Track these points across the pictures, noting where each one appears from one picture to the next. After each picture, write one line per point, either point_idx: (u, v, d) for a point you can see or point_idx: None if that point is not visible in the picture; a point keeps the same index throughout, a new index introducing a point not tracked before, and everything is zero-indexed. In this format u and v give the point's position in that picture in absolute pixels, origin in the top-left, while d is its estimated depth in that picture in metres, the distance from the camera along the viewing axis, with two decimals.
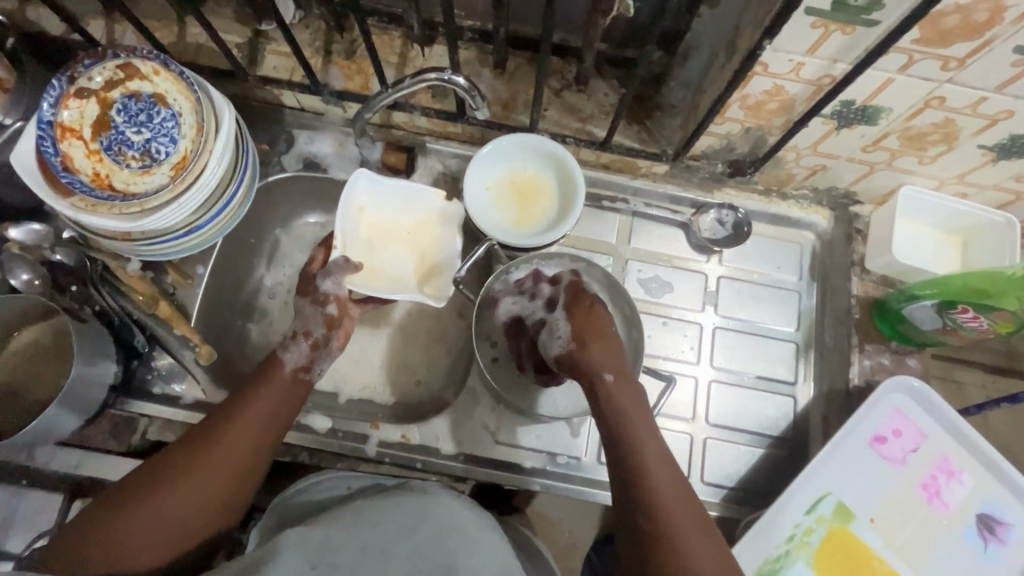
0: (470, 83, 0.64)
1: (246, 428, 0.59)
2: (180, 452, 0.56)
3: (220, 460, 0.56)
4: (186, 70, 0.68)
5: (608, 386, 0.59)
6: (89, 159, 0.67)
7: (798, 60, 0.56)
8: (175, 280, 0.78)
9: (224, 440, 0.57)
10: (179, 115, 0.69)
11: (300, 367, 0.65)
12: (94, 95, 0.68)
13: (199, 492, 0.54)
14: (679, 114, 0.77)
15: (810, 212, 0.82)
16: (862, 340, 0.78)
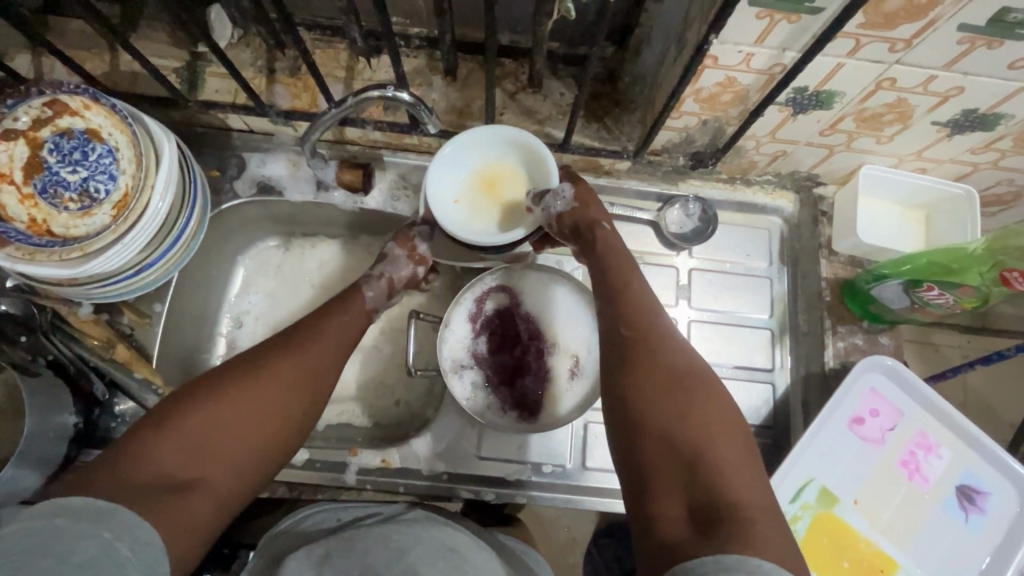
0: (413, 96, 0.64)
1: (324, 344, 0.61)
2: (262, 357, 0.58)
3: (305, 360, 0.59)
4: (119, 102, 0.65)
5: (656, 345, 0.55)
6: (23, 205, 0.64)
7: (747, 50, 0.55)
8: (133, 321, 0.75)
9: (304, 349, 0.60)
10: (116, 150, 0.65)
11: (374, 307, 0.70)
12: (21, 135, 0.64)
13: (290, 385, 0.56)
14: (638, 108, 0.75)
15: (775, 197, 0.82)
16: (834, 322, 0.77)
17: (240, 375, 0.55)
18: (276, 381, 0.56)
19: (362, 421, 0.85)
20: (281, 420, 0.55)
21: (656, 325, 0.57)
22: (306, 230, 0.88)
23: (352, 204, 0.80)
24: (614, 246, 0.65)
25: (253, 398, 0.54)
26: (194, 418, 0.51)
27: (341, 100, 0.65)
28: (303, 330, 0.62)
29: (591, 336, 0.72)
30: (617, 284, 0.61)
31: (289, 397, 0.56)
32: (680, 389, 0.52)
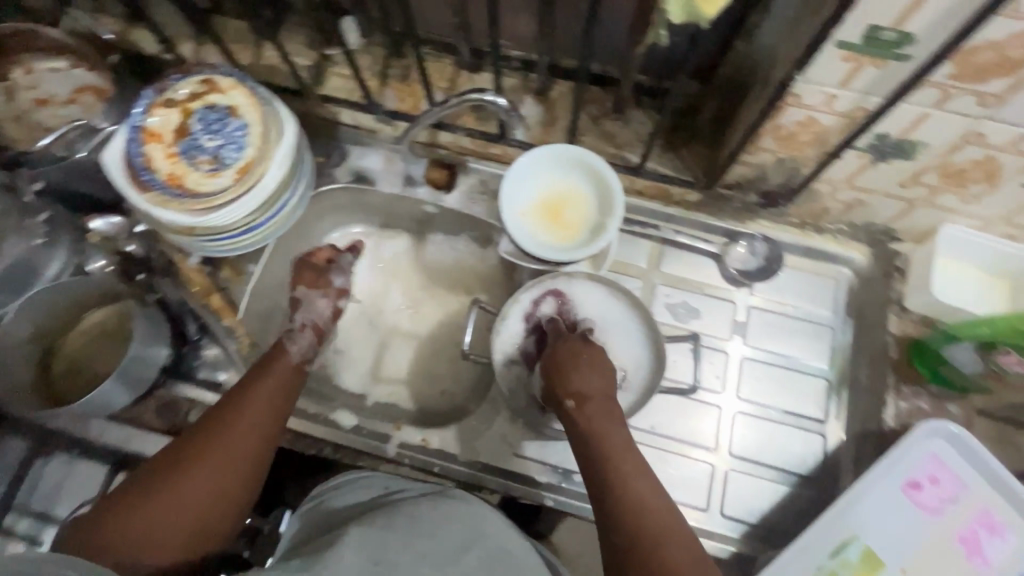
0: (509, 104, 0.76)
1: (253, 415, 0.62)
2: (212, 423, 0.60)
3: (233, 433, 0.60)
4: (260, 87, 0.76)
5: (626, 475, 0.56)
6: (167, 160, 0.74)
7: (831, 92, 0.57)
8: (230, 276, 0.84)
9: (242, 418, 0.61)
10: (248, 126, 0.75)
11: (304, 357, 0.70)
12: (178, 105, 0.76)
13: (232, 459, 0.59)
14: (712, 145, 0.79)
15: (847, 247, 0.81)
16: (899, 381, 0.74)
17: (194, 451, 0.58)
18: (226, 452, 0.59)
19: (408, 405, 0.89)
20: (235, 479, 0.58)
21: (615, 457, 0.57)
22: (388, 221, 0.96)
23: (432, 200, 0.87)
24: (562, 364, 0.64)
25: (204, 475, 0.57)
26: (151, 509, 0.54)
27: (445, 100, 0.75)
28: (238, 391, 0.64)
29: (640, 352, 0.74)
30: (573, 415, 0.61)
31: (244, 469, 0.59)
32: (643, 530, 0.53)
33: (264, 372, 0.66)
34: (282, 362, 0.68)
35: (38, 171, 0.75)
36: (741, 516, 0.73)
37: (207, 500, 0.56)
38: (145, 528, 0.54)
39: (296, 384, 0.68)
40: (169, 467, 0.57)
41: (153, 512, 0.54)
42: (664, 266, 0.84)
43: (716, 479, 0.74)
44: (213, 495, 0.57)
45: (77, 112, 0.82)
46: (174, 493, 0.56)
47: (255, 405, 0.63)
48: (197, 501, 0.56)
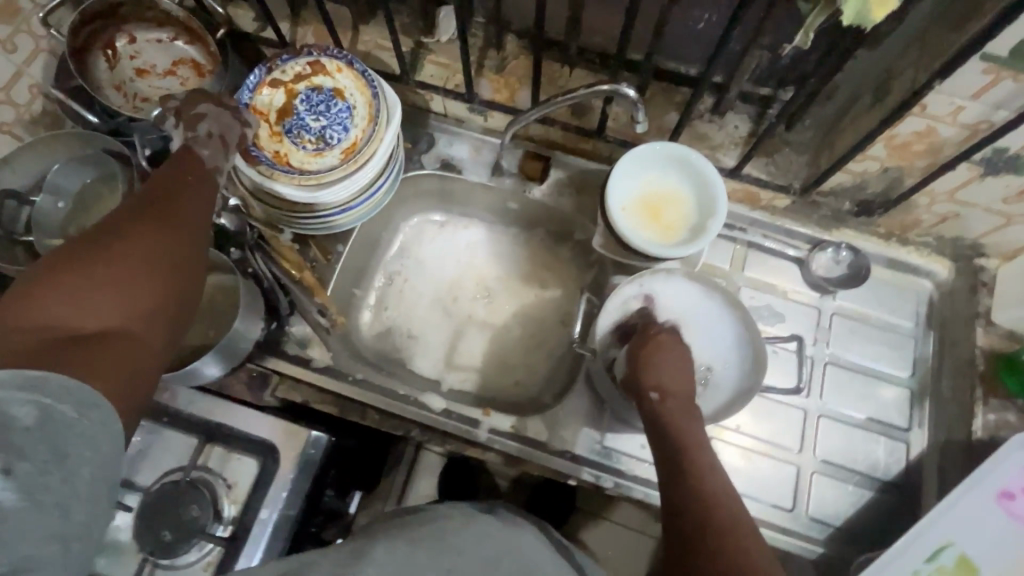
0: (639, 95, 0.68)
1: (175, 215, 0.57)
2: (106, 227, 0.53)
3: (157, 231, 0.55)
4: (367, 70, 0.76)
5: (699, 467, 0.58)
6: (271, 139, 0.75)
7: (960, 103, 0.59)
8: (318, 255, 0.85)
9: (164, 221, 0.56)
10: (353, 108, 0.76)
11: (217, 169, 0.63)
12: (284, 84, 0.76)
13: (156, 251, 0.54)
14: (807, 152, 0.80)
15: (930, 261, 0.83)
16: (986, 393, 0.74)
17: (99, 248, 0.52)
18: (135, 254, 0.52)
19: (480, 391, 0.89)
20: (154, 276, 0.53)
21: (686, 451, 0.59)
22: (465, 210, 0.96)
23: (521, 191, 0.88)
24: (642, 362, 0.66)
25: (119, 267, 0.51)
26: (42, 295, 0.48)
27: (568, 91, 0.72)
28: (158, 201, 0.57)
29: (733, 354, 0.73)
30: (655, 408, 0.63)
31: (157, 270, 0.53)
32: (717, 519, 0.54)
33: (184, 175, 0.60)
34: (195, 165, 0.62)
35: (147, 138, 0.76)
36: (825, 519, 0.73)
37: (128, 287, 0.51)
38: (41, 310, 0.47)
39: (210, 199, 0.61)
40: (73, 260, 0.50)
41: (64, 285, 0.49)
42: (748, 270, 0.84)
43: (801, 481, 0.75)
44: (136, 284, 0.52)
45: (177, 85, 0.84)
46: (76, 281, 0.49)
47: (187, 219, 0.58)
48: (114, 295, 0.50)
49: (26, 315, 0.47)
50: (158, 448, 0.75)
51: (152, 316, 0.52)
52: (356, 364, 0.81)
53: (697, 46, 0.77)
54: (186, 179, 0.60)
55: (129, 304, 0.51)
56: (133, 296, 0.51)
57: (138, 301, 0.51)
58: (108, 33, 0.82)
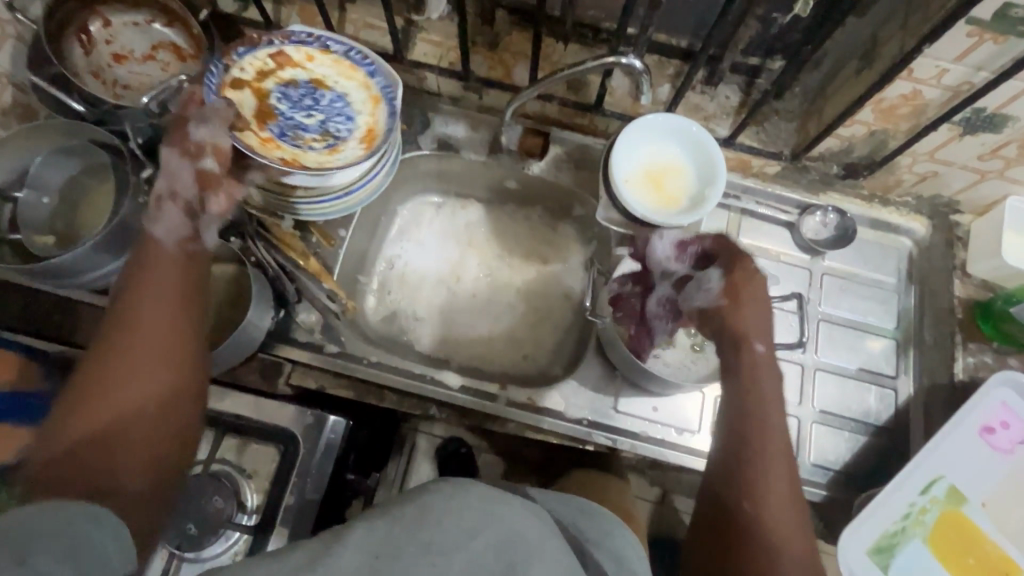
0: (645, 67, 0.70)
1: (152, 316, 0.52)
2: (103, 352, 0.51)
3: (151, 347, 0.52)
4: (348, 61, 0.76)
5: (767, 442, 0.60)
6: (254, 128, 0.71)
7: (945, 66, 0.62)
8: (320, 241, 0.84)
9: (144, 330, 0.52)
10: (337, 96, 0.75)
11: (186, 238, 0.57)
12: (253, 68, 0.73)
13: (157, 389, 0.51)
14: (795, 119, 0.84)
15: (909, 219, 0.87)
16: (965, 338, 0.81)
17: (101, 386, 0.50)
18: (138, 381, 0.50)
19: (492, 368, 0.88)
20: (157, 416, 0.51)
21: (760, 440, 0.60)
22: (463, 189, 0.95)
23: (520, 167, 0.88)
24: (734, 318, 0.65)
25: (132, 432, 0.49)
26: (64, 455, 0.47)
27: (573, 64, 0.72)
28: (129, 308, 0.53)
29: None
30: (748, 354, 0.63)
31: (166, 387, 0.52)
32: (767, 508, 0.57)
33: (143, 268, 0.55)
34: (156, 251, 0.55)
35: (138, 126, 0.73)
36: (826, 464, 0.78)
37: (141, 427, 0.50)
38: (62, 462, 0.47)
39: (193, 279, 0.56)
40: (83, 405, 0.49)
41: (77, 436, 0.48)
42: (744, 235, 0.88)
43: (803, 431, 0.80)
44: (147, 423, 0.50)
45: (159, 70, 0.80)
46: (102, 429, 0.48)
47: (154, 316, 0.52)
48: (130, 438, 0.49)
49: (55, 460, 0.47)
50: None
51: (162, 466, 0.51)
52: (369, 346, 0.80)
53: (690, 17, 0.78)
54: (152, 273, 0.54)
55: (144, 444, 0.50)
56: (152, 416, 0.50)
57: (151, 432, 0.50)
58: (81, 17, 0.78)
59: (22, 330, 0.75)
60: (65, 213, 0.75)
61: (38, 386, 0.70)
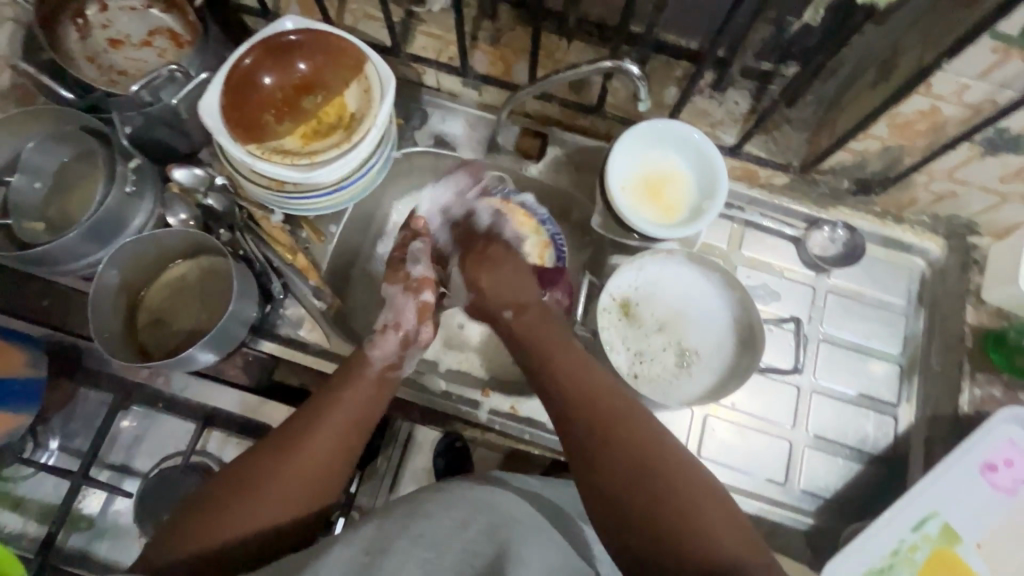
0: (643, 73, 0.67)
1: (342, 415, 0.61)
2: (296, 434, 0.59)
3: (333, 431, 0.59)
4: (349, 57, 0.73)
5: (551, 363, 0.63)
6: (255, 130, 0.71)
7: (965, 82, 0.58)
8: (310, 236, 0.82)
9: (326, 429, 0.59)
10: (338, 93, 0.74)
11: (388, 364, 0.68)
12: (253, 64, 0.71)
13: (324, 468, 0.58)
14: (807, 129, 0.79)
15: (923, 238, 0.83)
16: (973, 369, 0.76)
17: (264, 465, 0.56)
18: (295, 462, 0.57)
19: (480, 373, 0.82)
20: (310, 493, 0.57)
21: (589, 400, 0.58)
22: None
23: (517, 168, 0.86)
24: (535, 320, 0.69)
25: (269, 498, 0.55)
26: (208, 519, 0.53)
27: (570, 66, 0.69)
28: (321, 406, 0.61)
29: (724, 338, 0.77)
30: (511, 322, 0.70)
31: (314, 472, 0.57)
32: (597, 433, 0.56)
33: (347, 381, 0.64)
34: (367, 369, 0.66)
35: (126, 115, 0.72)
36: (816, 490, 0.76)
37: (297, 500, 0.56)
38: (221, 522, 0.53)
39: (383, 396, 0.66)
40: (251, 479, 0.55)
41: (238, 506, 0.54)
42: (746, 248, 0.84)
43: (794, 455, 0.77)
44: (305, 497, 0.56)
45: (154, 57, 0.79)
46: (254, 495, 0.55)
47: (345, 410, 0.61)
48: (280, 508, 0.55)
49: (215, 522, 0.53)
50: (156, 432, 0.77)
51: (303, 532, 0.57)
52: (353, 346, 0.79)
53: (699, 17, 0.74)
54: (355, 387, 0.64)
55: (291, 515, 0.55)
56: (292, 495, 0.56)
57: (300, 506, 0.56)
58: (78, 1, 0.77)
59: (14, 314, 0.76)
60: (57, 199, 0.75)
61: (32, 373, 0.70)
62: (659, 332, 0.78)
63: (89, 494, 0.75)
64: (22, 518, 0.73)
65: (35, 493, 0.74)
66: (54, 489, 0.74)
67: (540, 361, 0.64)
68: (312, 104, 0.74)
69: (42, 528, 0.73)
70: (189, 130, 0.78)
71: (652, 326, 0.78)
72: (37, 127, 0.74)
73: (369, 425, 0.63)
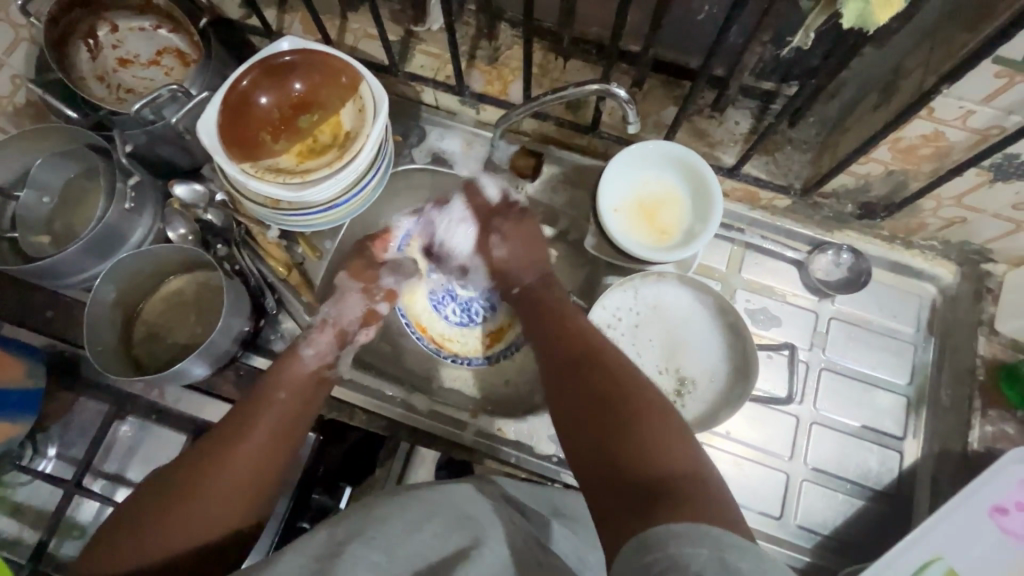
0: (631, 96, 0.66)
1: (273, 415, 0.61)
2: (217, 444, 0.57)
3: (256, 433, 0.59)
4: (346, 75, 0.73)
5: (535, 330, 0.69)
6: (254, 149, 0.73)
7: (970, 107, 0.56)
8: (306, 252, 0.83)
9: (256, 431, 0.59)
10: (335, 112, 0.75)
11: (323, 364, 0.69)
12: (250, 84, 0.72)
13: (244, 473, 0.56)
14: (810, 150, 0.77)
15: (934, 264, 0.80)
16: (985, 404, 0.73)
17: (190, 476, 0.55)
18: (226, 467, 0.56)
19: (472, 391, 0.81)
20: (234, 500, 0.55)
21: (569, 342, 0.63)
22: None
23: (513, 187, 0.86)
24: (540, 288, 0.74)
25: (202, 507, 0.53)
26: (138, 539, 0.51)
27: (561, 88, 0.69)
28: (250, 408, 0.61)
29: (719, 365, 0.75)
30: (519, 295, 0.75)
31: (247, 474, 0.56)
32: (582, 371, 0.58)
33: (278, 381, 0.65)
34: (297, 366, 0.67)
35: (128, 133, 0.74)
36: (813, 527, 0.74)
37: (218, 510, 0.54)
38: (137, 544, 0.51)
39: (311, 394, 0.66)
40: (168, 497, 0.54)
41: (152, 521, 0.52)
42: (745, 271, 0.82)
43: (791, 488, 0.75)
44: (230, 503, 0.55)
45: (161, 76, 0.81)
46: (171, 510, 0.53)
47: (271, 411, 0.61)
48: (203, 517, 0.53)
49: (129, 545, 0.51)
50: (150, 444, 0.78)
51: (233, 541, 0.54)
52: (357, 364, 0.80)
53: (698, 36, 0.73)
54: (286, 387, 0.64)
55: (215, 525, 0.53)
56: (228, 500, 0.55)
57: (224, 515, 0.54)
58: (89, 22, 0.80)
59: (19, 324, 0.78)
60: (63, 213, 0.77)
61: (30, 383, 0.72)
62: (654, 359, 0.75)
63: (83, 502, 0.76)
64: (18, 524, 0.75)
65: (31, 499, 0.76)
66: (50, 496, 0.76)
67: (534, 327, 0.69)
68: (308, 123, 0.75)
69: (36, 535, 0.75)
70: (191, 147, 0.79)
71: (647, 354, 0.76)
72: (46, 144, 0.76)
73: (300, 423, 0.64)
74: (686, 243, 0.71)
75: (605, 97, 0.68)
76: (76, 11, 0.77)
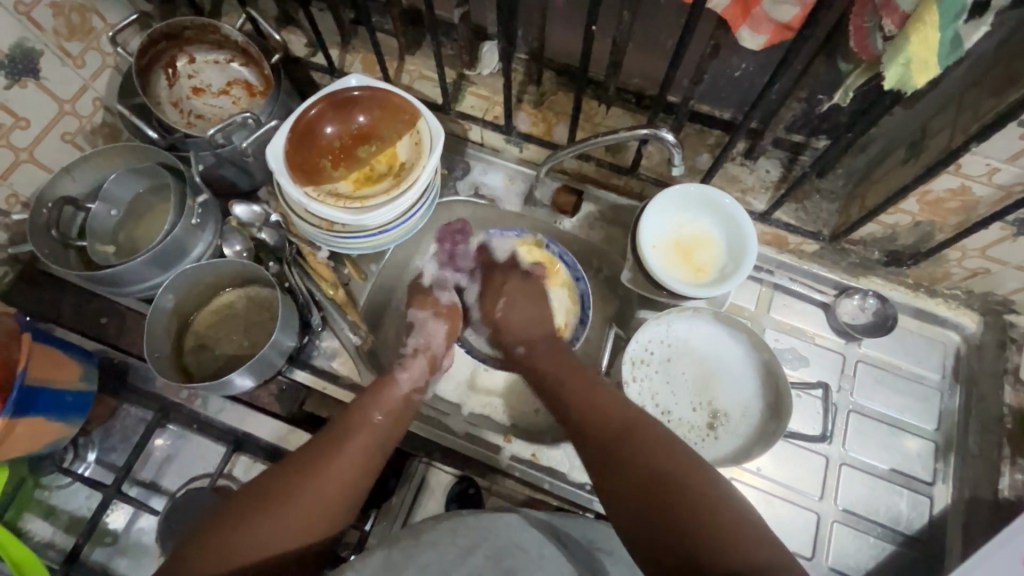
0: (677, 140, 0.71)
1: (366, 439, 0.65)
2: (325, 451, 0.62)
3: (357, 448, 0.63)
4: (405, 111, 0.79)
5: (519, 355, 0.76)
6: (314, 173, 0.77)
7: (996, 165, 0.60)
8: (351, 273, 0.86)
9: (351, 448, 0.63)
10: (393, 143, 0.80)
11: (415, 388, 0.73)
12: (314, 115, 0.77)
13: (339, 487, 0.60)
14: (837, 200, 0.81)
15: (957, 313, 0.82)
16: (1015, 453, 0.73)
17: (299, 476, 0.59)
18: (323, 479, 0.59)
19: (503, 419, 0.83)
20: (329, 505, 0.59)
21: (573, 377, 0.69)
22: None
23: (552, 222, 0.90)
24: (542, 353, 0.75)
25: (308, 503, 0.58)
26: (226, 536, 0.54)
27: (609, 130, 0.74)
28: (346, 426, 0.65)
29: (752, 401, 0.77)
30: (522, 357, 0.76)
31: (341, 488, 0.60)
32: (587, 406, 0.64)
33: (372, 403, 0.69)
34: (392, 389, 0.71)
35: (200, 154, 0.79)
36: (846, 570, 0.74)
37: (316, 514, 0.58)
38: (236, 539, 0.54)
39: (404, 417, 0.70)
40: (271, 499, 0.57)
41: (265, 513, 0.56)
42: (774, 312, 0.85)
43: (822, 528, 0.75)
44: (323, 512, 0.58)
45: (230, 104, 0.88)
46: (274, 507, 0.57)
47: (369, 430, 0.65)
48: (299, 522, 0.57)
49: (240, 535, 0.54)
50: (187, 453, 0.80)
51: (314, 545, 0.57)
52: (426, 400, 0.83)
53: (735, 93, 0.78)
54: (381, 409, 0.68)
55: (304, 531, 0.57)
56: (321, 506, 0.58)
57: (313, 522, 0.57)
58: (170, 54, 0.86)
59: (74, 329, 0.81)
60: (128, 226, 0.82)
61: (83, 386, 0.74)
62: (687, 393, 0.78)
63: (117, 509, 0.77)
64: (52, 527, 0.76)
65: (66, 504, 0.77)
66: (86, 501, 0.77)
67: (561, 406, 0.67)
68: (366, 153, 0.80)
69: (69, 539, 0.76)
70: (253, 170, 0.84)
71: (680, 386, 0.78)
72: (121, 161, 0.82)
73: (386, 449, 0.67)
74: (720, 282, 0.74)
75: (650, 140, 0.73)
76: (162, 43, 0.84)
